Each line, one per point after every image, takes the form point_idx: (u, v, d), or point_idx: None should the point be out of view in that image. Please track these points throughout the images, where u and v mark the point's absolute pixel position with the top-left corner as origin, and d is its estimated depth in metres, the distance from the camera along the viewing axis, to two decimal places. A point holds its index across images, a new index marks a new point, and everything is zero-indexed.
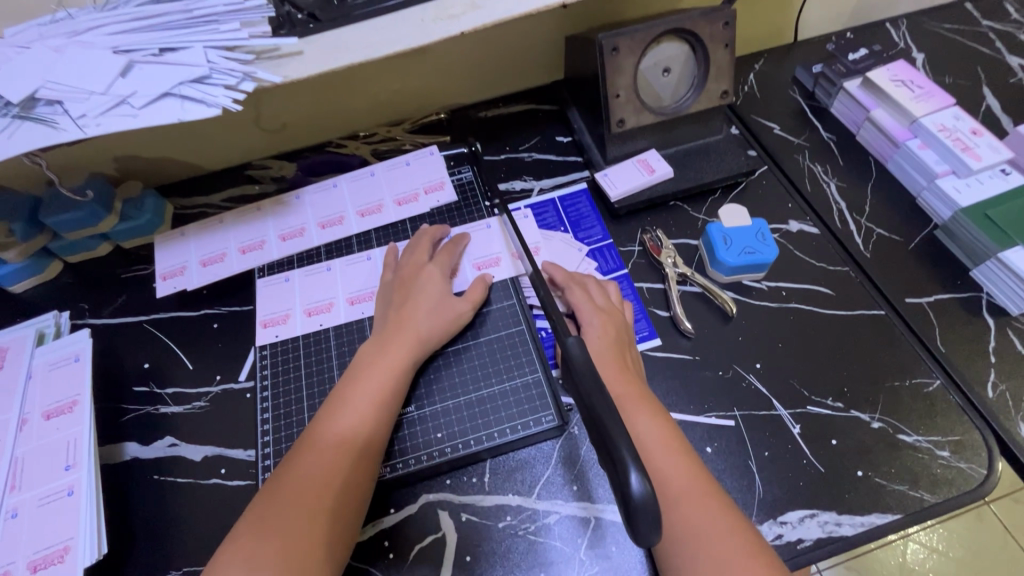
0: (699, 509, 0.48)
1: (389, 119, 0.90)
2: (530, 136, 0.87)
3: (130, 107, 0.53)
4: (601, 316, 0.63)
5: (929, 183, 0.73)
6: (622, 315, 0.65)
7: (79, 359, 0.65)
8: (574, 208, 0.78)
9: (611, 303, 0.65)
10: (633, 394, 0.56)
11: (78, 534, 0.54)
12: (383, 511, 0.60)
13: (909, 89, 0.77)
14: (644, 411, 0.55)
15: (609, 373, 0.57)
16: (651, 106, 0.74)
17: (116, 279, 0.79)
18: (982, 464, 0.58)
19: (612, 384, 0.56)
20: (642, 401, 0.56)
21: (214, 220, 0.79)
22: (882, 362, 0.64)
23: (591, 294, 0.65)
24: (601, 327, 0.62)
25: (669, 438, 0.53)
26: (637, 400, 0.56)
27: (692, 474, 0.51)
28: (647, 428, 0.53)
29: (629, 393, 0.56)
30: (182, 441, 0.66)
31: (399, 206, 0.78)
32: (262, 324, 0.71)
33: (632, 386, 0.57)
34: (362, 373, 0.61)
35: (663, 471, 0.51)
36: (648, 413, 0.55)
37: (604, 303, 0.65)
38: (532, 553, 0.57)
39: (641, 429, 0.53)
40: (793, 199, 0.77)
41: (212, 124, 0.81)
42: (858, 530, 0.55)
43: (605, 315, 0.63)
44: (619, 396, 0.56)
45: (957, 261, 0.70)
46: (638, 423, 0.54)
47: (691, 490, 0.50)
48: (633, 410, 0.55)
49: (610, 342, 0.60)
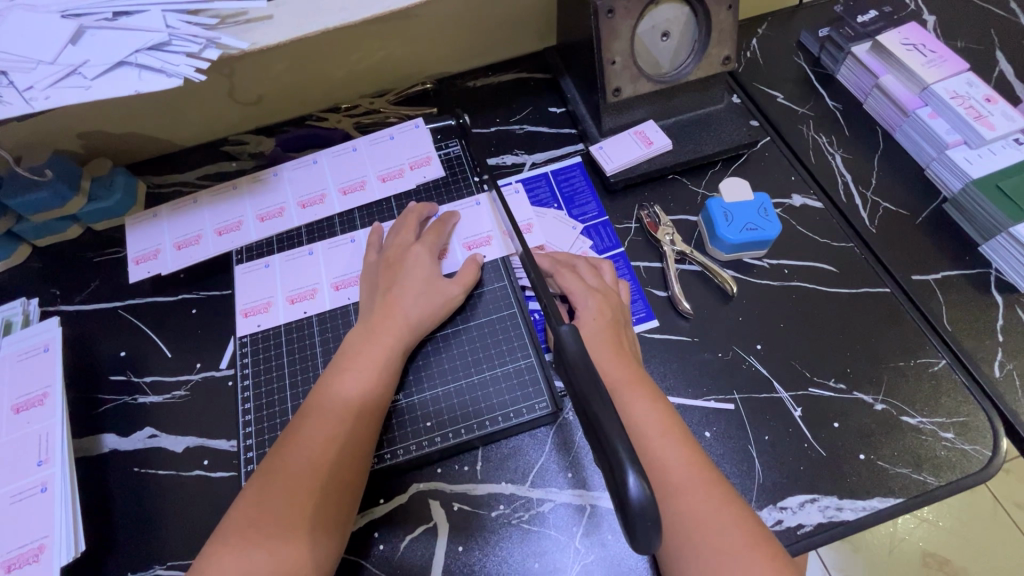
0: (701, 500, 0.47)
1: (372, 90, 0.85)
2: (521, 107, 0.82)
3: (82, 78, 0.48)
4: (596, 299, 0.60)
5: (939, 154, 0.70)
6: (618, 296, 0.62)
7: (49, 349, 0.62)
8: (568, 183, 0.75)
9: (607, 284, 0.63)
10: (630, 379, 0.54)
11: (54, 532, 0.53)
12: (373, 502, 0.58)
13: (920, 53, 0.73)
14: (642, 397, 0.52)
15: (604, 358, 0.55)
16: (649, 73, 0.70)
17: (88, 263, 0.75)
18: (986, 445, 0.56)
19: (608, 370, 0.54)
20: (640, 387, 0.53)
21: (188, 200, 0.75)
22: (887, 341, 0.62)
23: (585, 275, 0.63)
24: (597, 310, 0.59)
25: (669, 425, 0.51)
26: (634, 385, 0.53)
27: (693, 462, 0.49)
28: (646, 415, 0.51)
29: (625, 379, 0.54)
30: (161, 432, 0.63)
31: (384, 183, 0.74)
32: (244, 313, 0.68)
33: (629, 371, 0.54)
34: (349, 361, 0.58)
35: (662, 461, 0.49)
36: (646, 399, 0.52)
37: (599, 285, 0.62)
38: (525, 542, 0.55)
39: (639, 417, 0.51)
40: (796, 172, 0.73)
41: (182, 97, 0.76)
42: (860, 514, 0.54)
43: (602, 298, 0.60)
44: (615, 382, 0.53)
45: (965, 235, 0.68)
46: (635, 411, 0.51)
47: (690, 480, 0.48)
48: (629, 396, 0.52)
49: (606, 326, 0.58)
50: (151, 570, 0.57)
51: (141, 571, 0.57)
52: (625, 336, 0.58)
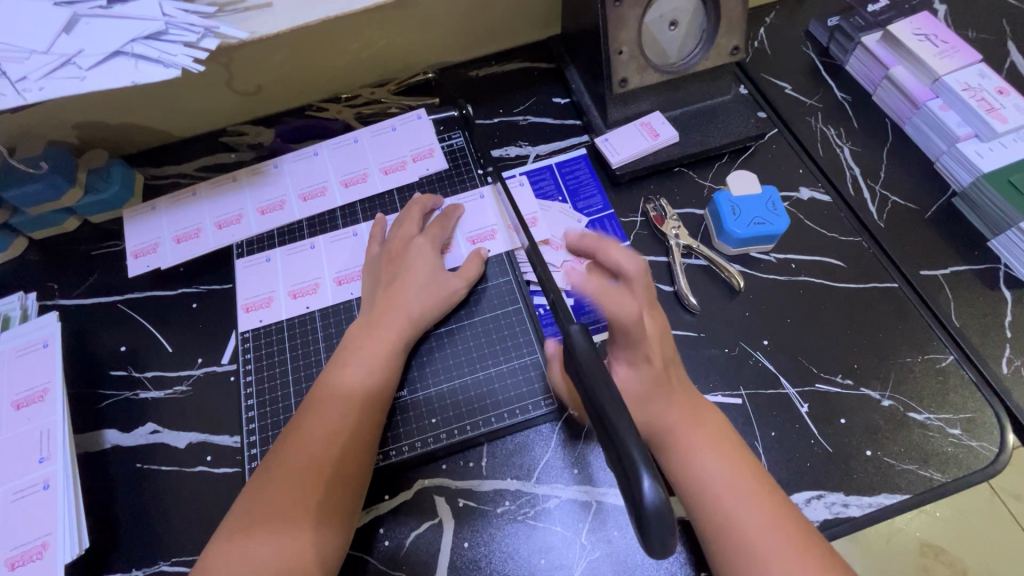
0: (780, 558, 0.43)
1: (373, 80, 0.83)
2: (525, 98, 0.81)
3: (77, 68, 0.47)
4: (632, 347, 0.52)
5: (949, 148, 0.69)
6: (661, 326, 0.55)
7: (48, 345, 0.61)
8: (573, 175, 0.74)
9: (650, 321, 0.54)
10: (691, 422, 0.51)
11: (57, 530, 0.52)
12: (377, 498, 0.58)
13: (932, 44, 0.71)
14: (706, 445, 0.50)
15: (659, 404, 0.52)
16: (656, 63, 0.69)
17: (86, 257, 0.74)
18: (993, 441, 0.56)
19: (664, 418, 0.51)
20: (700, 430, 0.51)
21: (186, 192, 0.73)
22: (894, 337, 0.62)
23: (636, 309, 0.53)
24: (631, 360, 0.52)
25: (742, 476, 0.48)
26: (697, 431, 0.51)
27: (766, 513, 0.46)
28: (712, 465, 0.48)
29: (685, 424, 0.51)
30: (164, 428, 0.63)
31: (386, 175, 0.73)
32: (245, 308, 0.67)
33: (687, 413, 0.52)
34: (351, 356, 0.57)
35: (740, 521, 0.45)
36: (710, 445, 0.50)
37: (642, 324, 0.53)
38: (532, 538, 0.55)
39: (705, 469, 0.48)
40: (804, 165, 0.72)
41: (180, 86, 0.75)
42: (866, 511, 0.54)
43: (639, 344, 0.52)
44: (674, 431, 0.51)
45: (974, 230, 0.67)
46: (699, 460, 0.49)
47: (766, 532, 0.45)
48: (693, 444, 0.50)
49: (650, 378, 0.52)
50: (157, 565, 0.56)
51: (146, 567, 0.56)
52: (677, 375, 0.54)
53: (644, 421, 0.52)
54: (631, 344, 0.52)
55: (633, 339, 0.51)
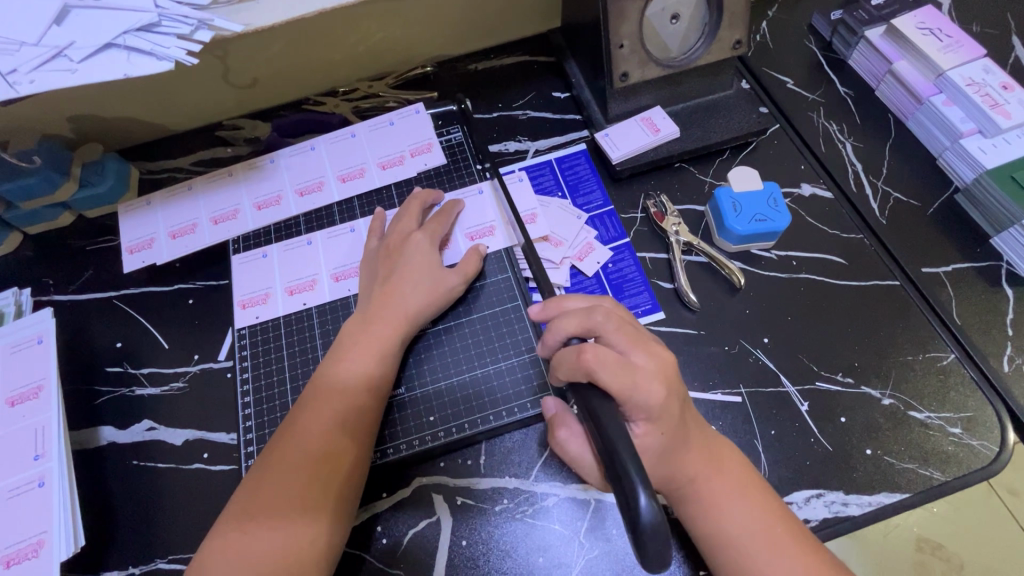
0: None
1: (371, 73, 0.82)
2: (524, 92, 0.80)
3: (69, 61, 0.46)
4: (635, 404, 0.46)
5: (952, 144, 0.68)
6: (662, 362, 0.48)
7: (42, 341, 0.61)
8: (572, 170, 0.73)
9: (646, 361, 0.47)
10: (712, 471, 0.49)
11: (52, 528, 0.52)
12: (375, 496, 0.57)
13: (936, 38, 0.71)
14: (730, 494, 0.48)
15: (679, 457, 0.48)
16: (657, 57, 0.68)
17: (81, 252, 0.73)
18: (994, 440, 0.56)
19: (687, 471, 0.49)
20: (723, 478, 0.49)
21: (182, 187, 0.73)
22: (895, 335, 0.61)
23: (620, 355, 0.46)
24: (642, 417, 0.46)
25: (769, 523, 0.47)
26: (719, 479, 0.49)
27: (797, 557, 0.46)
28: (739, 514, 0.48)
29: (706, 473, 0.49)
30: (160, 425, 0.63)
31: (383, 170, 0.72)
32: (242, 304, 0.66)
33: (707, 462, 0.49)
34: (348, 352, 0.57)
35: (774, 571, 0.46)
36: (734, 493, 0.48)
37: (637, 378, 0.45)
38: (530, 537, 0.55)
39: (730, 518, 0.48)
40: (806, 161, 0.72)
41: (175, 79, 0.74)
42: (866, 510, 0.54)
43: (639, 399, 0.45)
44: (698, 484, 0.49)
45: (977, 227, 0.66)
46: (725, 510, 0.48)
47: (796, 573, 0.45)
48: (717, 494, 0.48)
49: (668, 428, 0.47)
50: (154, 563, 0.56)
51: (143, 564, 0.56)
52: (694, 423, 0.50)
53: (666, 478, 0.49)
54: (633, 402, 0.45)
55: (631, 397, 0.45)
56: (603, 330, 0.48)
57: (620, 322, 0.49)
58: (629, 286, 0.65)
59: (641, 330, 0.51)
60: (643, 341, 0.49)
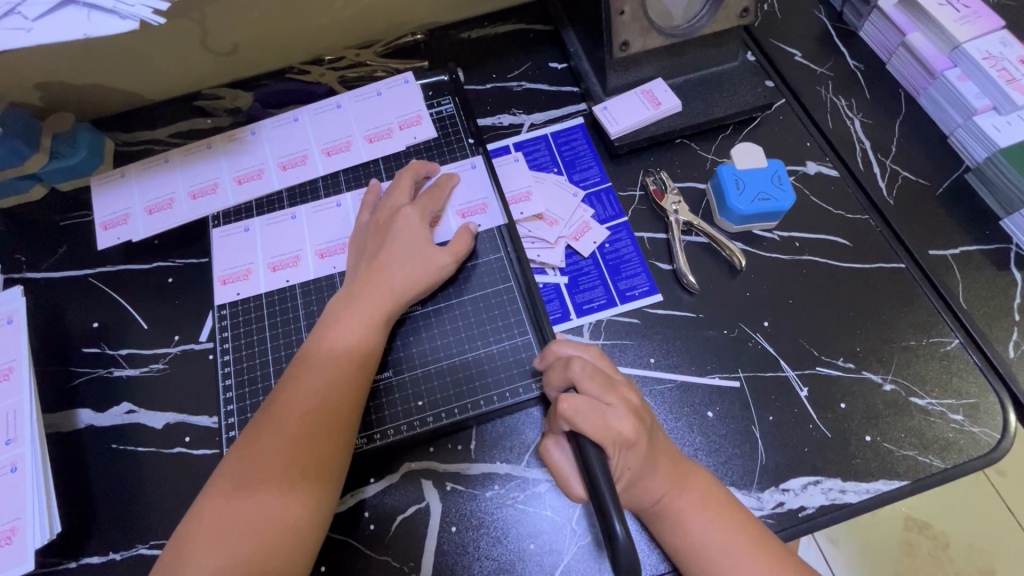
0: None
1: (358, 41, 0.78)
2: (519, 62, 0.76)
3: (23, 19, 0.43)
4: (612, 442, 0.45)
5: (965, 121, 0.66)
6: (632, 403, 0.48)
7: (12, 321, 0.58)
8: (569, 145, 0.70)
9: (618, 402, 0.47)
10: (677, 487, 0.48)
11: (26, 514, 0.50)
12: (363, 481, 0.56)
13: (953, 8, 0.67)
14: (696, 511, 0.47)
15: (644, 483, 0.47)
16: (660, 25, 0.65)
17: (53, 227, 0.70)
18: (995, 427, 0.55)
19: (654, 493, 0.48)
20: (688, 493, 0.48)
21: (158, 159, 0.69)
22: (899, 320, 0.59)
23: (594, 401, 0.46)
24: (618, 451, 0.45)
25: (739, 537, 0.46)
26: (684, 496, 0.48)
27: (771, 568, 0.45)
28: (706, 528, 0.47)
29: (672, 491, 0.48)
30: (140, 407, 0.60)
31: (370, 143, 0.69)
32: (222, 280, 0.63)
33: (672, 479, 0.48)
34: (331, 331, 0.55)
35: None
36: (698, 508, 0.47)
37: (609, 418, 0.45)
38: (520, 522, 0.54)
39: (696, 533, 0.47)
40: (811, 136, 0.69)
41: (149, 46, 0.70)
42: (863, 497, 0.53)
43: (614, 435, 0.45)
44: (665, 503, 0.48)
45: (986, 208, 0.64)
46: (689, 526, 0.47)
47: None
48: (682, 510, 0.47)
49: (636, 461, 0.46)
50: (135, 549, 0.55)
51: (123, 550, 0.55)
52: (661, 442, 0.49)
53: (635, 499, 0.48)
54: (609, 441, 0.45)
55: (605, 435, 0.45)
56: (579, 379, 0.48)
57: (595, 370, 0.48)
58: (626, 268, 0.63)
59: (616, 375, 0.51)
60: (614, 385, 0.49)
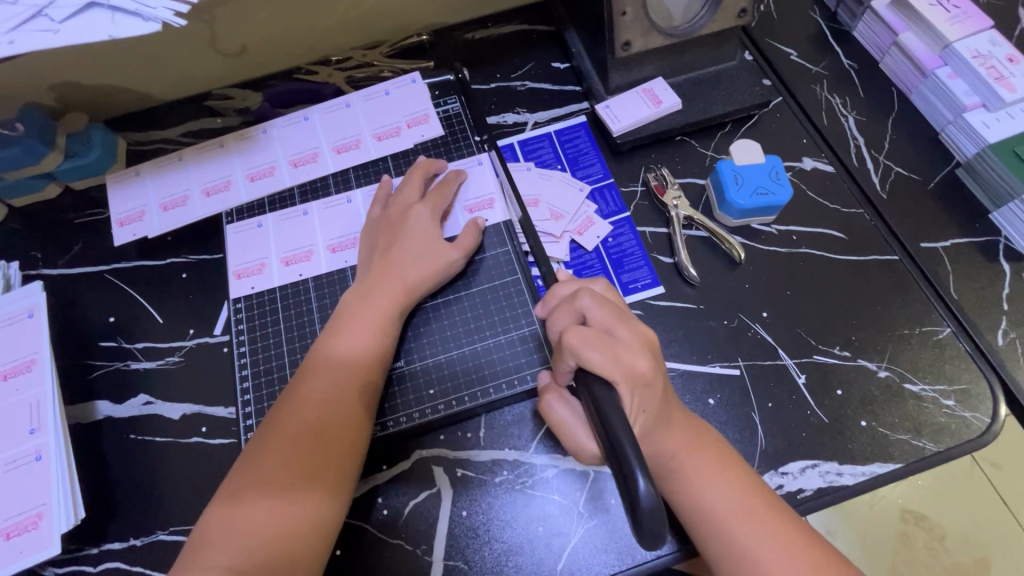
0: (790, 566, 0.46)
1: (364, 41, 0.80)
2: (523, 62, 0.78)
3: (49, 21, 0.45)
4: (624, 377, 0.46)
5: (956, 118, 0.68)
6: (644, 335, 0.49)
7: (34, 315, 0.60)
8: (572, 142, 0.72)
9: (628, 335, 0.49)
10: (692, 447, 0.50)
11: (52, 501, 0.52)
12: (376, 468, 0.58)
13: (944, 9, 0.69)
14: (709, 471, 0.49)
15: (660, 435, 0.50)
16: (661, 26, 0.67)
17: (68, 225, 0.72)
18: (985, 412, 0.57)
19: (668, 450, 0.50)
20: (701, 453, 0.50)
21: (171, 158, 0.71)
22: (894, 311, 0.61)
23: (602, 334, 0.48)
24: (632, 389, 0.46)
25: (750, 499, 0.48)
26: (698, 456, 0.50)
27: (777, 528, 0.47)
28: (717, 489, 0.48)
29: (686, 450, 0.50)
30: (157, 399, 0.62)
31: (379, 141, 0.70)
32: (237, 274, 0.65)
33: (686, 439, 0.50)
34: (347, 321, 0.57)
35: (758, 543, 0.46)
36: (711, 468, 0.49)
37: (620, 355, 0.46)
38: (528, 506, 0.55)
39: (710, 493, 0.48)
40: (808, 133, 0.71)
41: (161, 47, 0.71)
42: (859, 479, 0.55)
43: (626, 370, 0.46)
44: (679, 460, 0.50)
45: (976, 202, 0.66)
46: (702, 485, 0.49)
47: (778, 544, 0.46)
48: (695, 470, 0.49)
49: (652, 403, 0.48)
50: (154, 535, 0.56)
51: (143, 536, 0.56)
52: (676, 404, 0.52)
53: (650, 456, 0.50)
54: (621, 374, 0.46)
55: (618, 372, 0.46)
56: (589, 311, 0.49)
57: (605, 302, 0.50)
58: (628, 261, 0.65)
59: (625, 309, 0.52)
60: (626, 319, 0.50)
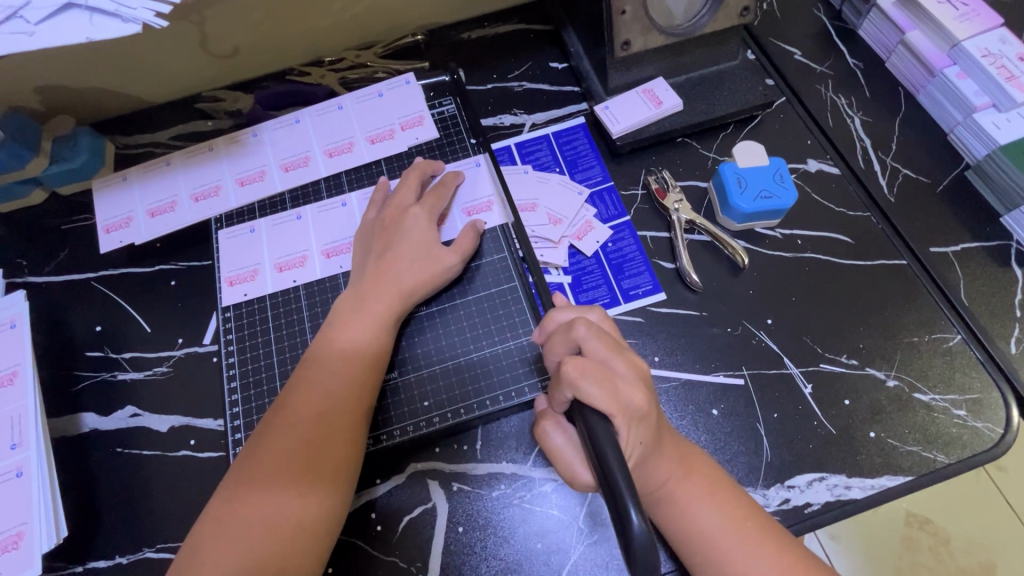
0: None
1: (358, 41, 0.78)
2: (520, 62, 0.76)
3: (25, 23, 0.43)
4: (621, 411, 0.44)
5: (965, 118, 0.66)
6: (639, 368, 0.48)
7: (16, 325, 0.58)
8: (571, 145, 0.70)
9: (624, 368, 0.47)
10: (681, 473, 0.48)
11: (33, 519, 0.50)
12: (371, 481, 0.56)
13: (952, 6, 0.68)
14: (700, 496, 0.47)
15: (651, 465, 0.48)
16: (661, 24, 0.65)
17: (54, 231, 0.70)
18: (998, 422, 0.55)
19: (658, 478, 0.48)
20: (692, 478, 0.48)
21: (160, 162, 0.69)
22: (902, 317, 0.60)
23: (599, 364, 0.46)
24: (628, 422, 0.44)
25: (744, 524, 0.46)
26: (687, 481, 0.48)
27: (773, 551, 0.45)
28: (709, 514, 0.47)
29: (675, 475, 0.48)
30: (144, 411, 0.60)
31: (372, 144, 0.68)
32: (228, 282, 0.63)
33: (678, 464, 0.48)
34: (340, 331, 0.55)
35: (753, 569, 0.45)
36: (701, 492, 0.48)
37: (617, 387, 0.45)
38: (525, 522, 0.54)
39: (701, 519, 0.47)
40: (813, 135, 0.69)
41: (149, 48, 0.69)
42: (869, 493, 0.53)
43: (624, 403, 0.44)
44: (670, 488, 0.48)
45: (987, 205, 0.65)
46: (693, 511, 0.47)
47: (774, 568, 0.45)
48: (684, 496, 0.48)
49: (647, 434, 0.46)
50: (141, 552, 0.55)
51: (129, 554, 0.55)
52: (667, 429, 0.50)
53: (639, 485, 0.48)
54: (617, 410, 0.44)
55: (613, 404, 0.44)
56: (586, 342, 0.47)
57: (601, 332, 0.48)
58: (629, 266, 0.63)
59: (620, 340, 0.50)
60: (621, 349, 0.48)
